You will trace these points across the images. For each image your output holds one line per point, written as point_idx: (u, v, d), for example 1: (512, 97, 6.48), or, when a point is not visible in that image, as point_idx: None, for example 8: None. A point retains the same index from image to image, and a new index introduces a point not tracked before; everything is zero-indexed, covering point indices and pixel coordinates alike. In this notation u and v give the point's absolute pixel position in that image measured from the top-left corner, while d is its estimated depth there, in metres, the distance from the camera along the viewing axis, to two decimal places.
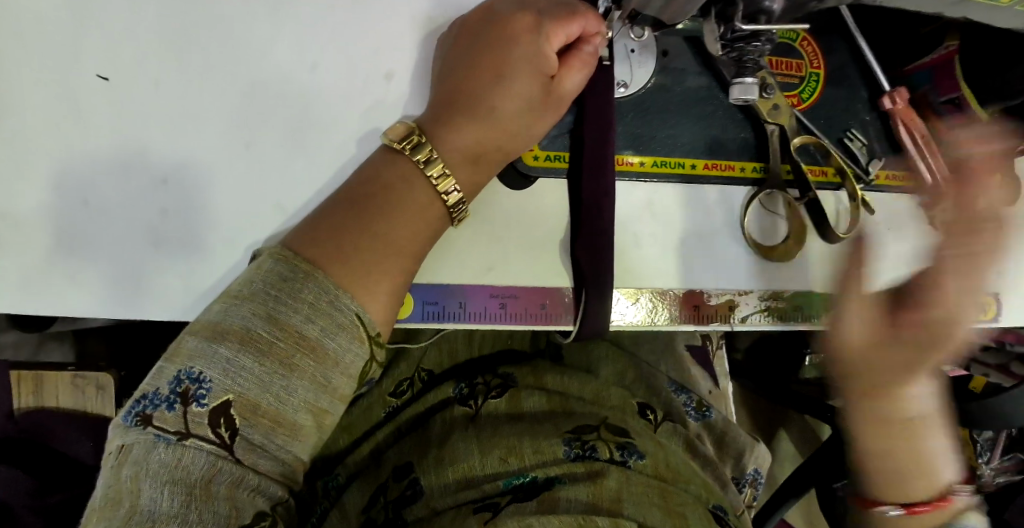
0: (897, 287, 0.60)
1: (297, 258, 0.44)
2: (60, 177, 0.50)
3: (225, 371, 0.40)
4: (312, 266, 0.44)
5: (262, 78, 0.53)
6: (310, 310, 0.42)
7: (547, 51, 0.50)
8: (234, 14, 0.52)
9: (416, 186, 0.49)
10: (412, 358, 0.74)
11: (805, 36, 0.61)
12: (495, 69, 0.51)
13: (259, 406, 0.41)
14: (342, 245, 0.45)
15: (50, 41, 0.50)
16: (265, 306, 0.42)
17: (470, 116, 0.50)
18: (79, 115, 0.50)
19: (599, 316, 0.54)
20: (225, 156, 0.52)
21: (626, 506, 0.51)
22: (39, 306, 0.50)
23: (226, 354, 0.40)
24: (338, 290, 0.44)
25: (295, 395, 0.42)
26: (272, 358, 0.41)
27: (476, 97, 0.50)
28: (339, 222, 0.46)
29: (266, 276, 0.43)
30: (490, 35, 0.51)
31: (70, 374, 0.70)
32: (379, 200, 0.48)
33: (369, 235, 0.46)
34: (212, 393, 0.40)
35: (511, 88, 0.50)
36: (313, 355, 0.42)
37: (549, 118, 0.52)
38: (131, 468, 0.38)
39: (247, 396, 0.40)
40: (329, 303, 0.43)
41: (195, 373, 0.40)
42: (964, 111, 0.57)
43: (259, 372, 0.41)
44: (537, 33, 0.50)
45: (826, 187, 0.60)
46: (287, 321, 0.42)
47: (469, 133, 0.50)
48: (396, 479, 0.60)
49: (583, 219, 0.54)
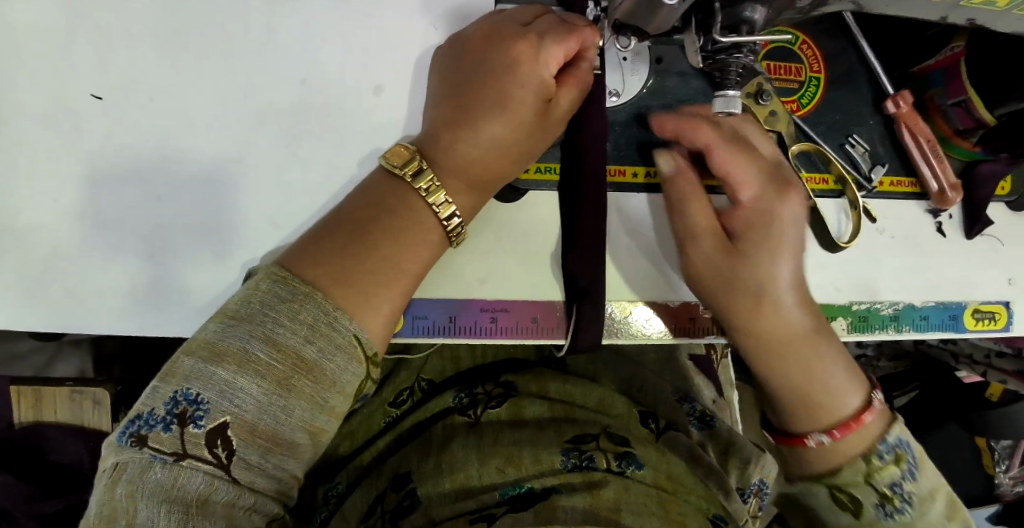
0: (902, 296, 0.58)
1: (296, 278, 0.44)
2: (55, 195, 0.51)
3: (223, 393, 0.40)
4: (312, 288, 0.44)
5: (254, 95, 0.53)
6: (309, 332, 0.42)
7: (546, 74, 0.48)
8: (226, 32, 0.53)
9: (416, 209, 0.48)
10: (413, 367, 0.75)
11: (805, 39, 0.60)
12: (494, 93, 0.49)
13: (258, 428, 0.41)
14: (343, 269, 0.45)
15: (45, 57, 0.51)
16: (264, 328, 0.42)
17: (465, 138, 0.49)
18: (74, 136, 0.51)
19: (592, 329, 0.53)
20: (218, 170, 0.53)
21: (625, 516, 0.50)
22: (36, 320, 0.51)
23: (225, 377, 0.40)
24: (338, 311, 0.44)
25: (293, 415, 0.42)
26: (271, 379, 0.41)
27: (472, 120, 0.49)
28: (336, 244, 0.46)
29: (265, 296, 0.43)
30: (484, 56, 0.50)
31: (68, 388, 0.70)
32: (379, 219, 0.48)
33: (366, 259, 0.46)
34: (209, 414, 0.40)
35: (509, 110, 0.49)
36: (312, 376, 0.42)
37: (546, 137, 0.52)
38: (126, 487, 0.37)
39: (246, 418, 0.40)
40: (328, 324, 0.43)
41: (193, 395, 0.40)
42: (971, 115, 0.55)
43: (258, 394, 0.41)
44: (536, 55, 0.48)
45: (825, 196, 0.58)
46: (287, 342, 0.42)
47: (468, 157, 0.49)
48: (394, 490, 0.59)
49: (574, 231, 0.54)
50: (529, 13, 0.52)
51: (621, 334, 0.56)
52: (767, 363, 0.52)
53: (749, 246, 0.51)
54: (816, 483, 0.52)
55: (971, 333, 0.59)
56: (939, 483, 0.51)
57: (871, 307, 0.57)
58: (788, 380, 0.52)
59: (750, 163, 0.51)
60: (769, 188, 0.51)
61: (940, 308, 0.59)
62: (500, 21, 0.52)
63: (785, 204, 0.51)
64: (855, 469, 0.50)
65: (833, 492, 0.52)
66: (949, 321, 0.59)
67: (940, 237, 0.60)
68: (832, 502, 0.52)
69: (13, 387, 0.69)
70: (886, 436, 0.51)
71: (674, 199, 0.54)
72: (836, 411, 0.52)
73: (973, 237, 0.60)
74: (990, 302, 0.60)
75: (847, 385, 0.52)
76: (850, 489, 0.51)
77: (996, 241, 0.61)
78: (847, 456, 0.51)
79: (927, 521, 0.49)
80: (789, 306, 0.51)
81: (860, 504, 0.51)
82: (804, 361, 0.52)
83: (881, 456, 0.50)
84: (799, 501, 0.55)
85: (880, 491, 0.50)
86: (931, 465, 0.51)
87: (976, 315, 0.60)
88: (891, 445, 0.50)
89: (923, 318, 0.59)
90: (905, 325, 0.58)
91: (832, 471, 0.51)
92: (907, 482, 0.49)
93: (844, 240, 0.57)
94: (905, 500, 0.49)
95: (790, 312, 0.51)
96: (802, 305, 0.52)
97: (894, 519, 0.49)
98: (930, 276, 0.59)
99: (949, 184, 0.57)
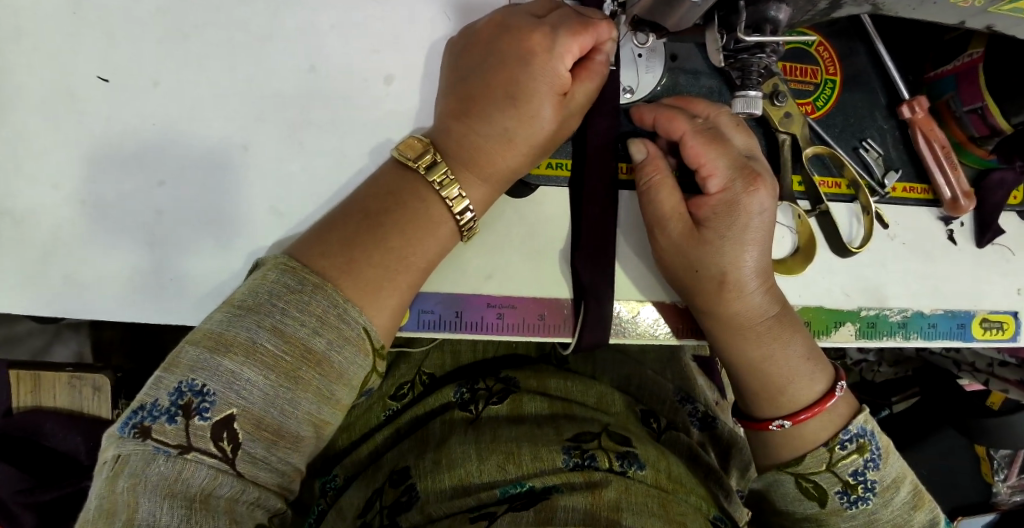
0: (911, 303, 0.58)
1: (306, 270, 0.43)
2: (58, 179, 0.50)
3: (230, 385, 0.39)
4: (321, 280, 0.43)
5: (261, 81, 0.52)
6: (318, 324, 0.42)
7: (560, 70, 0.48)
8: (235, 17, 0.52)
9: (427, 202, 0.48)
10: (414, 361, 0.74)
11: (821, 41, 0.59)
12: (507, 89, 0.49)
13: (264, 421, 0.40)
14: (354, 261, 0.45)
15: (51, 38, 0.50)
16: (272, 318, 0.41)
17: (479, 135, 0.49)
18: (79, 119, 0.50)
19: (598, 329, 0.53)
20: (224, 158, 0.52)
21: (626, 517, 0.49)
22: (34, 305, 0.50)
23: (231, 368, 0.40)
24: (347, 303, 0.43)
25: (298, 408, 0.41)
26: (279, 371, 0.41)
27: (487, 117, 0.49)
28: (347, 237, 0.46)
29: (274, 286, 0.42)
30: (499, 50, 0.49)
31: (68, 374, 0.68)
32: (391, 214, 0.47)
33: (377, 253, 0.46)
34: (215, 406, 0.39)
35: (522, 106, 0.49)
36: (320, 369, 0.42)
37: (560, 134, 0.51)
38: (128, 480, 0.37)
39: (253, 409, 0.40)
40: (338, 316, 0.43)
41: (198, 386, 0.39)
42: (987, 122, 0.54)
43: (265, 387, 0.40)
44: (550, 50, 0.48)
45: (839, 200, 0.58)
46: (294, 334, 0.41)
47: (481, 154, 0.49)
48: (392, 485, 0.59)
49: (584, 229, 0.53)
50: (542, 7, 0.51)
51: (628, 334, 0.56)
52: (735, 347, 0.52)
53: (715, 237, 0.50)
54: (781, 471, 0.52)
55: (978, 342, 0.59)
56: (901, 468, 0.52)
57: (879, 314, 0.57)
58: (757, 365, 0.52)
59: (721, 155, 0.51)
60: (737, 180, 0.51)
61: (949, 316, 0.59)
62: (514, 14, 0.51)
63: (751, 199, 0.50)
64: (819, 457, 0.51)
65: (798, 480, 0.52)
66: (957, 329, 0.59)
67: (951, 244, 0.59)
68: (796, 489, 0.52)
69: (13, 371, 0.67)
70: (849, 426, 0.51)
71: (643, 186, 0.53)
72: (799, 396, 0.52)
73: (983, 246, 0.60)
74: (998, 312, 0.60)
75: (813, 373, 0.52)
76: (814, 476, 0.51)
77: (1006, 250, 0.61)
78: (811, 445, 0.51)
79: (889, 507, 0.50)
80: (754, 293, 0.51)
81: (825, 492, 0.51)
82: (773, 348, 0.52)
83: (844, 446, 0.51)
84: (761, 488, 0.55)
85: (844, 479, 0.50)
86: (893, 452, 0.52)
87: (985, 324, 0.59)
88: (854, 434, 0.51)
89: (931, 326, 0.58)
90: (912, 332, 0.58)
91: (796, 459, 0.52)
92: (871, 471, 0.50)
93: (855, 245, 0.57)
94: (867, 488, 0.50)
95: (756, 298, 0.51)
96: (769, 292, 0.51)
97: (856, 506, 0.50)
98: (939, 284, 0.59)
99: (962, 192, 0.57)
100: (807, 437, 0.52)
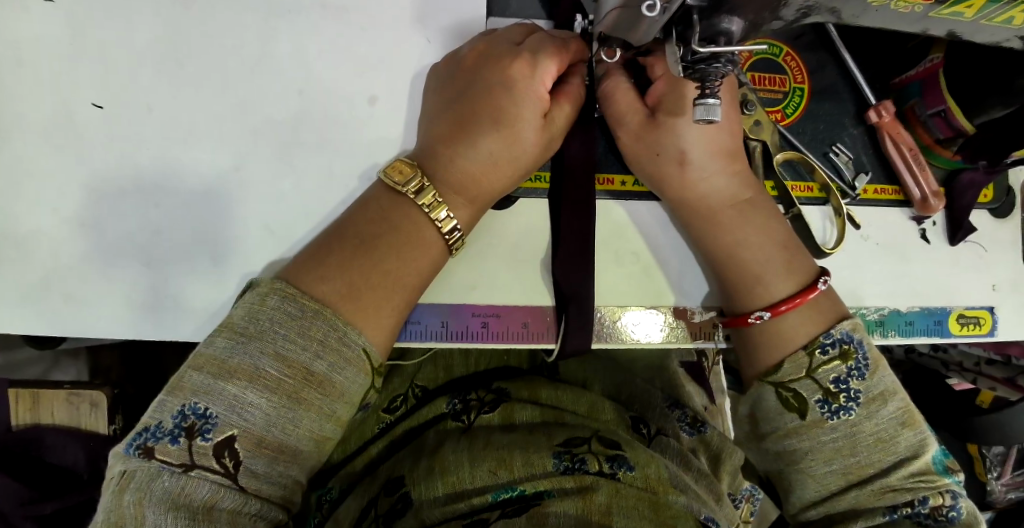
0: (886, 302, 0.59)
1: (304, 296, 0.45)
2: (57, 203, 0.52)
3: (232, 408, 0.41)
4: (320, 304, 0.45)
5: (250, 104, 0.54)
6: (318, 347, 0.43)
7: (540, 92, 0.51)
8: (225, 44, 0.54)
9: (420, 225, 0.50)
10: (406, 373, 0.75)
11: (788, 51, 0.61)
12: (492, 114, 0.51)
13: (264, 440, 0.41)
14: (352, 284, 0.46)
15: (48, 69, 0.52)
16: (272, 344, 0.43)
17: (466, 154, 0.51)
18: (76, 144, 0.52)
19: (580, 336, 0.55)
20: (216, 176, 0.54)
21: (617, 520, 0.50)
22: (33, 324, 0.52)
23: (234, 392, 0.41)
24: (346, 326, 0.45)
25: (300, 426, 0.43)
26: (280, 392, 0.42)
27: (475, 140, 0.51)
28: (342, 261, 0.47)
29: (273, 313, 0.44)
30: (483, 77, 0.51)
31: (65, 391, 0.70)
32: (384, 236, 0.49)
33: (376, 277, 0.47)
34: (218, 427, 0.40)
35: (506, 129, 0.51)
36: (321, 388, 0.43)
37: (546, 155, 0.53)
38: (135, 494, 0.38)
39: (254, 430, 0.41)
40: (337, 338, 0.44)
41: (201, 409, 0.40)
42: (951, 124, 0.56)
43: (266, 407, 0.42)
44: (529, 75, 0.50)
45: (811, 203, 0.59)
46: (295, 358, 0.43)
47: (471, 173, 0.51)
48: (387, 494, 0.59)
49: (562, 239, 0.55)
50: (518, 31, 0.54)
51: (610, 340, 0.57)
52: (717, 236, 0.54)
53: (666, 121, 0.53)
54: (762, 382, 0.51)
55: (956, 338, 0.60)
56: (891, 384, 0.49)
57: (857, 312, 0.58)
58: (731, 250, 0.54)
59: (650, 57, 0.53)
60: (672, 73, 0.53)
61: (925, 313, 0.60)
62: (494, 41, 0.53)
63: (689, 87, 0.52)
64: (799, 363, 0.50)
65: (778, 391, 0.50)
66: (934, 326, 0.60)
67: (924, 243, 0.61)
68: (776, 402, 0.50)
69: (12, 389, 0.68)
70: (831, 331, 0.50)
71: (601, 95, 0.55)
72: (778, 290, 0.52)
73: (956, 244, 0.61)
74: (974, 308, 0.61)
75: (795, 264, 0.53)
76: (794, 384, 0.50)
77: (980, 248, 0.62)
78: (790, 349, 0.50)
79: (873, 420, 0.48)
80: (722, 176, 0.54)
81: (805, 401, 0.49)
82: (750, 234, 0.53)
83: (826, 351, 0.49)
84: (751, 412, 0.54)
85: (825, 387, 0.49)
86: (884, 367, 0.49)
87: (961, 320, 0.61)
88: (837, 339, 0.50)
89: (908, 323, 0.60)
90: (890, 330, 0.59)
91: (774, 366, 0.51)
92: (854, 380, 0.48)
93: (829, 246, 0.58)
94: (850, 398, 0.48)
95: (721, 181, 0.54)
96: (739, 175, 0.54)
97: (838, 417, 0.48)
98: (913, 283, 0.60)
99: (931, 192, 0.58)
100: (787, 334, 0.51)
